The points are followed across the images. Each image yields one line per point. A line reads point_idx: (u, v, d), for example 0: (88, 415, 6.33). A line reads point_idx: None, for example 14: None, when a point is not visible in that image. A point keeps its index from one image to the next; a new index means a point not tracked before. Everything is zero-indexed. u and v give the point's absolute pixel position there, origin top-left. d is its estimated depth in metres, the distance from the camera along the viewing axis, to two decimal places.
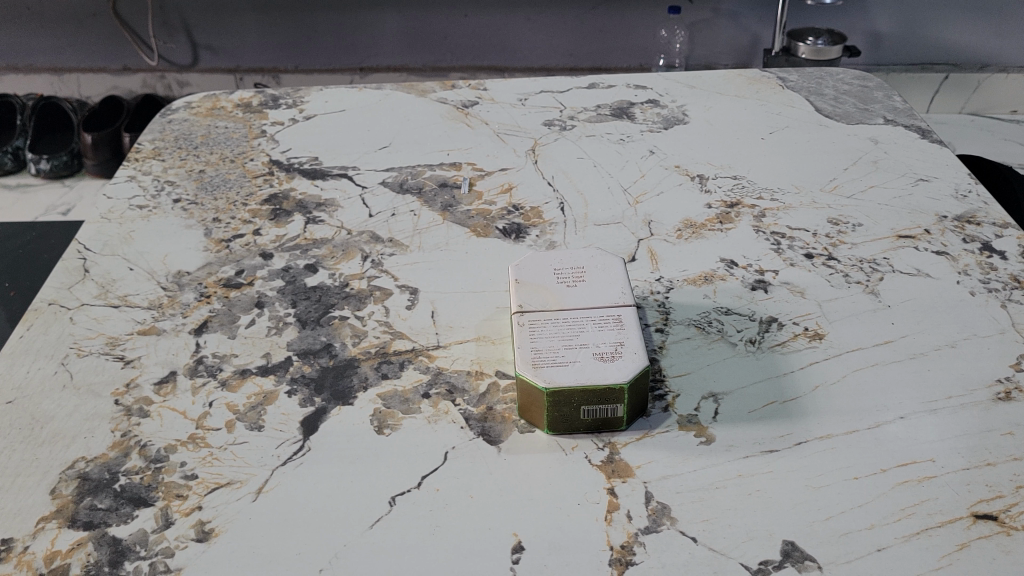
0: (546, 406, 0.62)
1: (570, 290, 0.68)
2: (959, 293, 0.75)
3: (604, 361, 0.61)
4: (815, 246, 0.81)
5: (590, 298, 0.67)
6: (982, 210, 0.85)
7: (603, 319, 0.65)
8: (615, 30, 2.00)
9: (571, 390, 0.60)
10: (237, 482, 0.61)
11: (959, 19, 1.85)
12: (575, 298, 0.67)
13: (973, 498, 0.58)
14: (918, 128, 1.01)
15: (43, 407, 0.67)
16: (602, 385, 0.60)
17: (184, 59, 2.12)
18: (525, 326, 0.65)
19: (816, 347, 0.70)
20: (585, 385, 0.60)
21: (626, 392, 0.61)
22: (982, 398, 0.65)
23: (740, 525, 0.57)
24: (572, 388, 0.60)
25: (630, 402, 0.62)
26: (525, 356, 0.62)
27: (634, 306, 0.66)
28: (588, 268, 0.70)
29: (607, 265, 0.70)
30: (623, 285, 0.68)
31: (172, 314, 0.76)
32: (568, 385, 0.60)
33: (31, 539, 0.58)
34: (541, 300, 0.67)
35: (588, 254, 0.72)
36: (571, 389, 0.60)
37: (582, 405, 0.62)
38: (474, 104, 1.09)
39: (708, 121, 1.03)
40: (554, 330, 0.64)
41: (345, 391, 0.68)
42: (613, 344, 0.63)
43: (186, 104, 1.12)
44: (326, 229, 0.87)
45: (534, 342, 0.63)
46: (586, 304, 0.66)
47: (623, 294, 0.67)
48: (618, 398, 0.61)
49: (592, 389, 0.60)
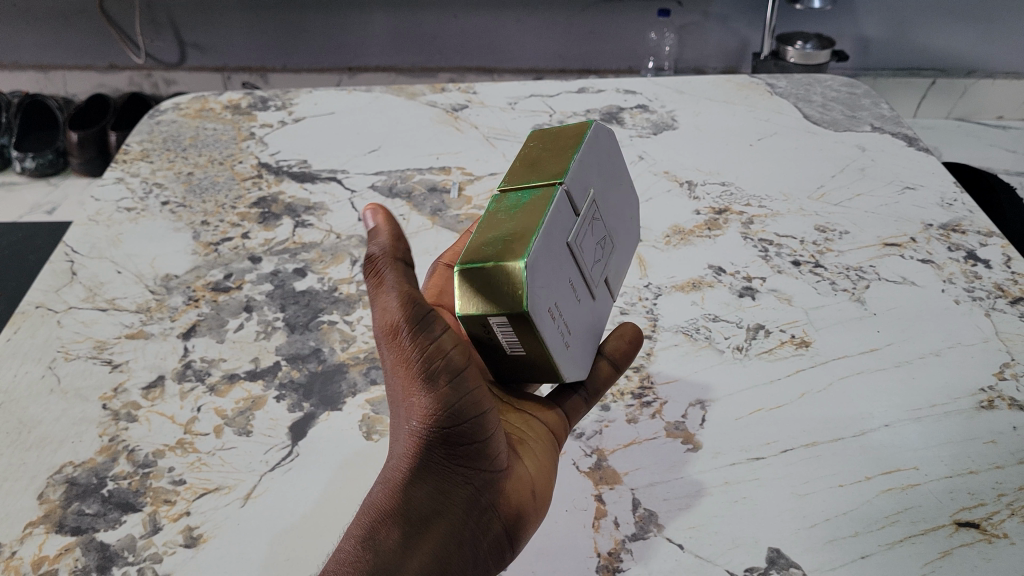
0: (505, 344, 0.50)
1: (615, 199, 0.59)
2: (944, 301, 0.75)
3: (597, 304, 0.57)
4: (802, 253, 0.82)
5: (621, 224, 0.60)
6: (967, 219, 0.86)
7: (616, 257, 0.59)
8: (604, 33, 2.00)
9: (478, 297, 0.47)
10: (225, 488, 0.61)
11: (947, 24, 1.86)
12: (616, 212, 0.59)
13: (956, 506, 0.58)
14: (905, 136, 1.02)
15: (30, 411, 0.67)
16: (551, 228, 0.49)
17: (171, 58, 2.11)
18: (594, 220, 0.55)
19: (803, 354, 0.71)
20: (535, 237, 0.47)
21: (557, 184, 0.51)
22: (966, 406, 0.65)
23: (726, 532, 0.57)
24: (539, 291, 0.47)
25: (567, 135, 0.56)
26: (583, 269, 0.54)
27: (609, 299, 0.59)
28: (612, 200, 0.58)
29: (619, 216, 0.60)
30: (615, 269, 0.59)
31: (161, 318, 0.76)
32: (507, 264, 0.45)
33: (19, 544, 0.58)
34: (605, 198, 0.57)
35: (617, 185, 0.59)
36: (511, 255, 0.46)
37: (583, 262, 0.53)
38: (464, 107, 1.09)
39: (696, 127, 1.04)
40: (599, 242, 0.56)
41: (334, 396, 0.68)
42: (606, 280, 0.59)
43: (175, 105, 1.12)
44: (314, 233, 0.87)
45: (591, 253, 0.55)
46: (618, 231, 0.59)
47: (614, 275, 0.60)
48: (583, 204, 0.53)
49: (510, 240, 0.47)
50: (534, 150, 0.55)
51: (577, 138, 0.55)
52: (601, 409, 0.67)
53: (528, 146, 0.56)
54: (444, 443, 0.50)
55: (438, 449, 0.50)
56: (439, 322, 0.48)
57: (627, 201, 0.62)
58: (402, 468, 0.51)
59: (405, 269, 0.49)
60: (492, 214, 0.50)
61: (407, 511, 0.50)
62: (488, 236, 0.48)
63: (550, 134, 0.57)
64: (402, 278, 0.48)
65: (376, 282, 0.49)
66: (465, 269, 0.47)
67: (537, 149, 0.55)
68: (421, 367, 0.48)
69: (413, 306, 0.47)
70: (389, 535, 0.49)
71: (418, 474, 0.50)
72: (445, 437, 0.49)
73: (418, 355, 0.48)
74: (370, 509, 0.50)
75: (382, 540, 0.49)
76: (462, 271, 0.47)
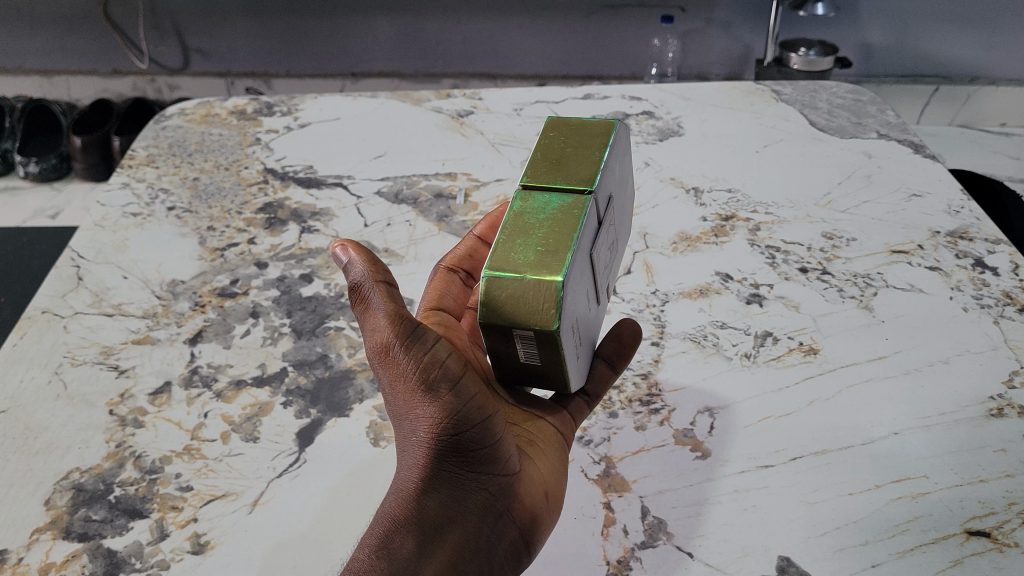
0: (521, 355, 0.50)
1: (621, 203, 0.60)
2: (952, 309, 0.75)
3: (599, 308, 0.59)
4: (810, 260, 0.82)
5: (623, 225, 0.61)
6: (975, 226, 0.86)
7: (615, 257, 0.60)
8: (607, 39, 2.00)
9: (504, 308, 0.46)
10: (233, 494, 0.61)
11: (951, 31, 1.86)
12: (622, 217, 0.60)
13: (966, 515, 0.58)
14: (912, 143, 1.01)
15: (37, 416, 0.67)
16: (582, 241, 0.49)
17: (174, 63, 2.12)
18: (609, 232, 0.56)
19: (811, 361, 0.70)
20: (570, 253, 0.47)
21: (586, 193, 0.51)
22: (976, 415, 0.65)
23: (735, 540, 0.57)
24: (567, 309, 0.47)
25: (585, 132, 0.55)
26: (599, 282, 0.55)
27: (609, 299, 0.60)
28: (619, 196, 0.59)
29: (622, 211, 0.61)
30: (614, 269, 0.60)
31: (167, 324, 0.76)
32: (544, 281, 0.45)
33: (25, 550, 0.58)
34: (616, 203, 0.58)
35: (622, 183, 0.60)
36: (547, 270, 0.46)
37: (598, 271, 0.54)
38: (470, 113, 1.09)
39: (703, 134, 1.03)
40: (609, 251, 0.57)
41: (341, 403, 0.68)
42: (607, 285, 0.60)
43: (180, 111, 1.12)
44: (321, 238, 0.87)
45: (604, 266, 0.56)
46: (621, 235, 0.61)
47: (612, 274, 0.61)
48: (604, 212, 0.54)
49: (543, 253, 0.47)
50: (556, 142, 0.54)
51: (601, 140, 0.55)
52: (609, 416, 0.66)
53: (549, 133, 0.55)
54: (452, 450, 0.49)
55: (447, 457, 0.50)
56: (432, 333, 0.49)
57: (628, 197, 0.63)
58: (414, 480, 0.51)
59: (392, 289, 0.50)
60: (519, 213, 0.49)
61: (421, 520, 0.50)
62: (517, 243, 0.48)
63: (572, 125, 0.56)
64: (390, 298, 0.50)
65: (365, 306, 0.50)
66: (495, 278, 0.46)
67: (559, 142, 0.54)
68: (420, 379, 0.48)
69: (401, 322, 0.49)
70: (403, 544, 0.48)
71: (430, 485, 0.50)
72: (453, 445, 0.49)
73: (415, 367, 0.48)
74: (384, 520, 0.50)
75: (397, 548, 0.49)
76: (493, 280, 0.46)
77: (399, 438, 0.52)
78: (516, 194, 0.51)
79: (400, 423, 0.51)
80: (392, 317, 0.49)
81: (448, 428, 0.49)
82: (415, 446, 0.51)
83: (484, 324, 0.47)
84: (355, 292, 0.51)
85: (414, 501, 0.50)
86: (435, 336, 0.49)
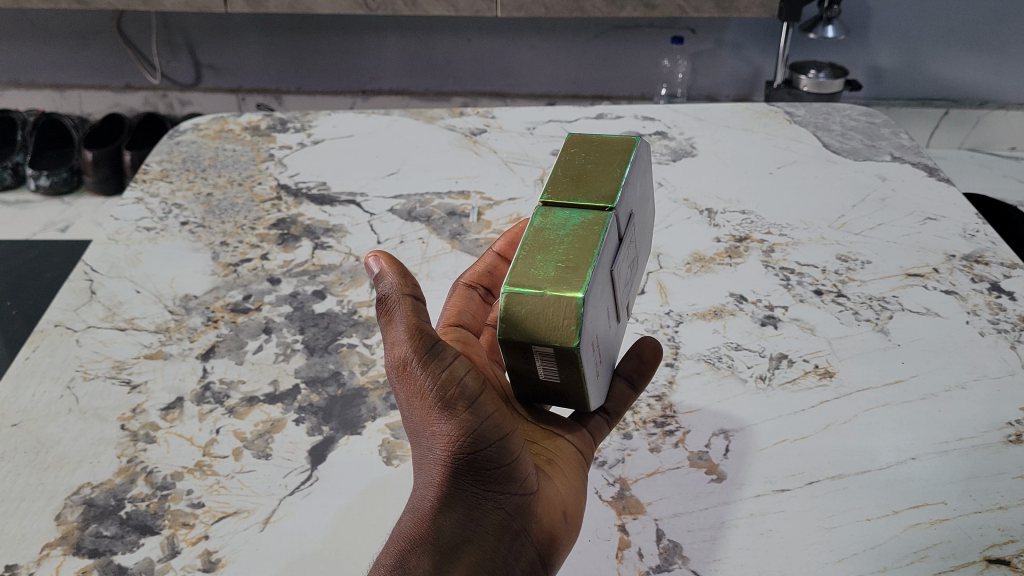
0: (540, 372, 0.50)
1: (642, 219, 0.60)
2: (969, 333, 0.75)
3: (620, 325, 0.59)
4: (824, 282, 0.81)
5: (642, 240, 0.61)
6: (990, 250, 0.86)
7: (635, 273, 0.60)
8: (618, 59, 2.01)
9: (524, 324, 0.46)
10: (245, 511, 0.60)
11: (961, 54, 1.86)
12: (641, 232, 0.60)
13: (985, 543, 0.57)
14: (926, 166, 1.01)
15: (49, 430, 0.67)
16: (601, 257, 0.48)
17: (186, 78, 2.12)
18: (631, 250, 0.56)
19: (826, 384, 0.70)
20: (590, 269, 0.46)
21: (607, 210, 0.51)
22: (994, 440, 0.65)
23: (753, 565, 0.56)
24: (588, 326, 0.47)
25: (604, 149, 0.55)
26: (621, 300, 0.55)
27: (628, 315, 0.60)
28: (640, 212, 0.59)
29: (643, 227, 0.61)
30: (633, 284, 0.60)
31: (179, 338, 0.76)
32: (564, 297, 0.45)
33: (35, 566, 0.57)
34: (639, 219, 0.58)
35: (643, 199, 0.60)
36: (567, 287, 0.46)
37: (618, 289, 0.54)
38: (483, 131, 1.09)
39: (716, 155, 1.03)
40: (630, 268, 0.57)
41: (353, 420, 0.68)
42: (627, 303, 0.60)
43: (194, 126, 1.12)
44: (333, 255, 0.87)
45: (626, 283, 0.56)
46: (640, 251, 0.60)
47: (632, 290, 0.61)
48: (624, 229, 0.53)
49: (564, 270, 0.46)
50: (576, 159, 0.54)
51: (622, 157, 0.54)
52: (624, 437, 0.66)
53: (568, 150, 0.55)
54: (469, 469, 0.49)
55: (464, 476, 0.50)
56: (451, 350, 0.49)
57: (647, 212, 0.63)
58: (430, 497, 0.51)
59: (417, 304, 0.50)
60: (539, 229, 0.49)
61: (436, 540, 0.49)
62: (537, 260, 0.47)
63: (592, 142, 0.56)
64: (412, 312, 0.49)
65: (388, 319, 0.50)
66: (515, 293, 0.46)
67: (579, 159, 0.54)
68: (437, 396, 0.48)
69: (420, 337, 0.48)
70: (420, 563, 0.48)
71: (446, 503, 0.50)
72: (470, 463, 0.49)
73: (433, 383, 0.48)
74: (398, 539, 0.50)
75: (412, 568, 0.48)
76: (513, 296, 0.46)
77: (415, 454, 0.52)
78: (536, 210, 0.51)
79: (416, 439, 0.51)
80: (411, 331, 0.49)
81: (466, 445, 0.48)
82: (431, 463, 0.50)
83: (503, 339, 0.47)
84: (381, 304, 0.51)
85: (429, 520, 0.50)
86: (454, 353, 0.49)
